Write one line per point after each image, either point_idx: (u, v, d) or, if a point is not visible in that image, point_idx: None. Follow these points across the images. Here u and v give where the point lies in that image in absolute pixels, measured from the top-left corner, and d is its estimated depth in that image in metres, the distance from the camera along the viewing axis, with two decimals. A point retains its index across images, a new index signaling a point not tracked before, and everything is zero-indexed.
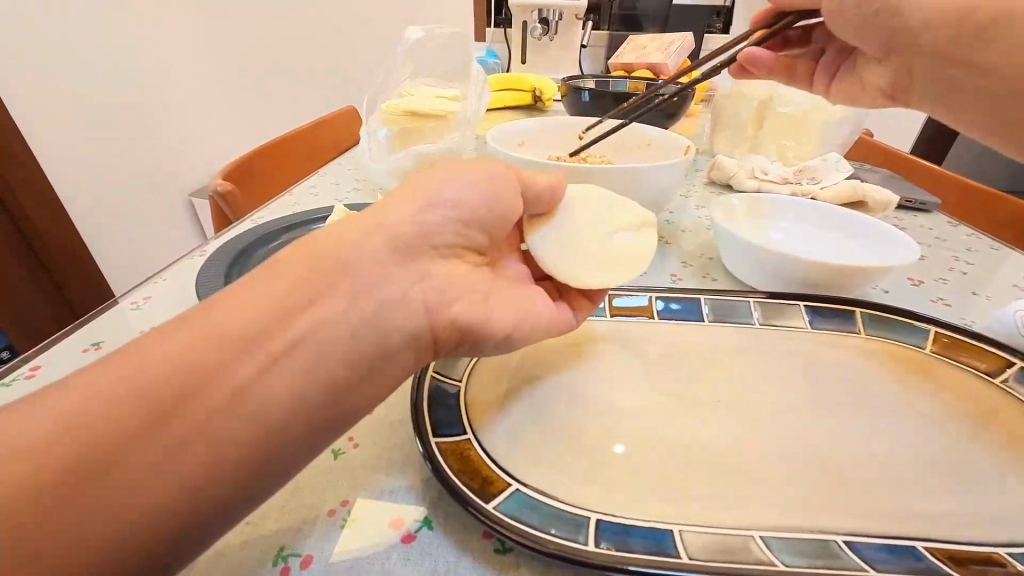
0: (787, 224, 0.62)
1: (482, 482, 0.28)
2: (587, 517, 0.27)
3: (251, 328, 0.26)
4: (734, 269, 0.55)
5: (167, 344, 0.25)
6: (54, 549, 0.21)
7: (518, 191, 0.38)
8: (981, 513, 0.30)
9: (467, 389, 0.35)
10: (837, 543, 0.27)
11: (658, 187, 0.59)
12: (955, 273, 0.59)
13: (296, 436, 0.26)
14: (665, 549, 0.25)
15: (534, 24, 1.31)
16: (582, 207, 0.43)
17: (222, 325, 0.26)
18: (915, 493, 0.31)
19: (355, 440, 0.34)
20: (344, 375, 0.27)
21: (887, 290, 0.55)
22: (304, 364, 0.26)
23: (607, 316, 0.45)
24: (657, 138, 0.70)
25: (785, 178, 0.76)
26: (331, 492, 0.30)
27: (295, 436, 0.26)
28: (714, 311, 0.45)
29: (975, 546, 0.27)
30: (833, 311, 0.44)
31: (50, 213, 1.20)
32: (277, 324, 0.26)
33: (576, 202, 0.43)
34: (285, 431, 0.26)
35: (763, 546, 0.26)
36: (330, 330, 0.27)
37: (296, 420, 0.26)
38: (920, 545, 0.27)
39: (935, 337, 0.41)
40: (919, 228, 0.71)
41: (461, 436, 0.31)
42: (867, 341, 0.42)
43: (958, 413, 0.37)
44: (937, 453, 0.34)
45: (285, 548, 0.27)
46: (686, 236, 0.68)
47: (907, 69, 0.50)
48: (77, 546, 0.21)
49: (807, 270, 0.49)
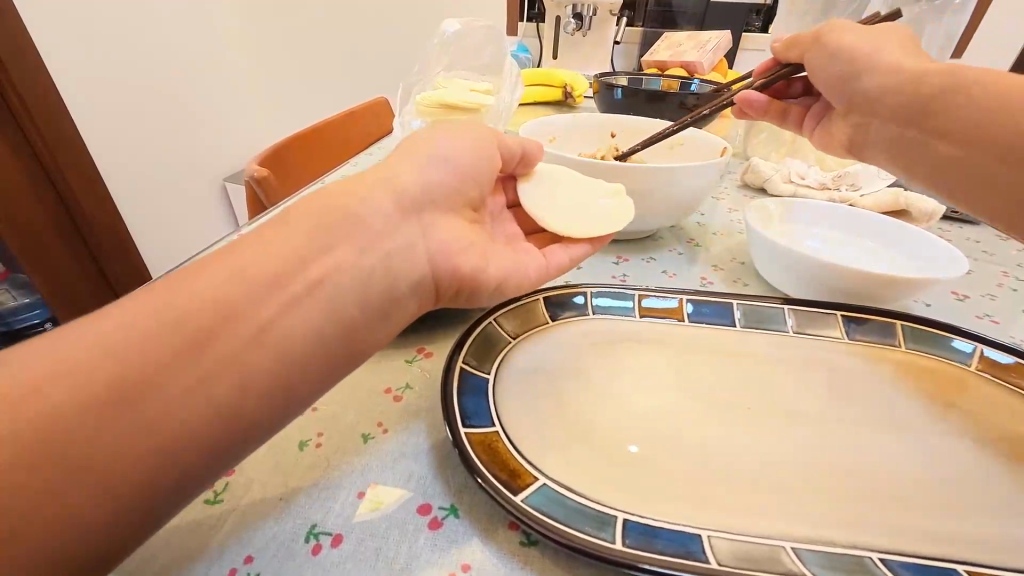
0: (820, 231, 0.61)
1: (510, 473, 0.28)
2: (614, 516, 0.27)
3: (266, 293, 0.27)
4: (767, 274, 0.54)
5: (175, 299, 0.25)
6: (69, 480, 0.21)
7: (498, 150, 0.43)
8: (1018, 541, 0.29)
9: (496, 381, 0.35)
10: (873, 560, 0.26)
11: (692, 189, 0.58)
12: (1004, 290, 0.56)
13: (310, 388, 0.28)
14: (693, 553, 0.25)
15: (568, 19, 1.30)
16: (560, 181, 0.48)
17: (235, 281, 0.27)
18: (950, 515, 0.30)
19: (383, 425, 0.35)
20: (352, 332, 0.29)
21: (929, 304, 0.53)
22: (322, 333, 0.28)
23: (636, 317, 0.44)
24: (690, 138, 0.69)
25: (823, 184, 0.74)
26: (358, 474, 0.31)
27: (308, 390, 0.27)
28: (747, 317, 0.44)
29: (1014, 573, 0.26)
30: (872, 321, 0.43)
31: (95, 198, 1.25)
32: (285, 294, 0.27)
33: (553, 177, 0.48)
34: (302, 383, 0.27)
35: (794, 557, 0.26)
36: (346, 295, 0.29)
37: (309, 374, 0.27)
38: (960, 568, 0.26)
39: (982, 354, 0.39)
40: (964, 241, 0.68)
41: (489, 427, 0.31)
42: (906, 354, 0.41)
43: (998, 435, 0.35)
44: (978, 477, 0.33)
45: (315, 526, 0.28)
46: (717, 239, 0.66)
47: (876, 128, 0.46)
48: (91, 478, 0.21)
49: (845, 279, 0.48)
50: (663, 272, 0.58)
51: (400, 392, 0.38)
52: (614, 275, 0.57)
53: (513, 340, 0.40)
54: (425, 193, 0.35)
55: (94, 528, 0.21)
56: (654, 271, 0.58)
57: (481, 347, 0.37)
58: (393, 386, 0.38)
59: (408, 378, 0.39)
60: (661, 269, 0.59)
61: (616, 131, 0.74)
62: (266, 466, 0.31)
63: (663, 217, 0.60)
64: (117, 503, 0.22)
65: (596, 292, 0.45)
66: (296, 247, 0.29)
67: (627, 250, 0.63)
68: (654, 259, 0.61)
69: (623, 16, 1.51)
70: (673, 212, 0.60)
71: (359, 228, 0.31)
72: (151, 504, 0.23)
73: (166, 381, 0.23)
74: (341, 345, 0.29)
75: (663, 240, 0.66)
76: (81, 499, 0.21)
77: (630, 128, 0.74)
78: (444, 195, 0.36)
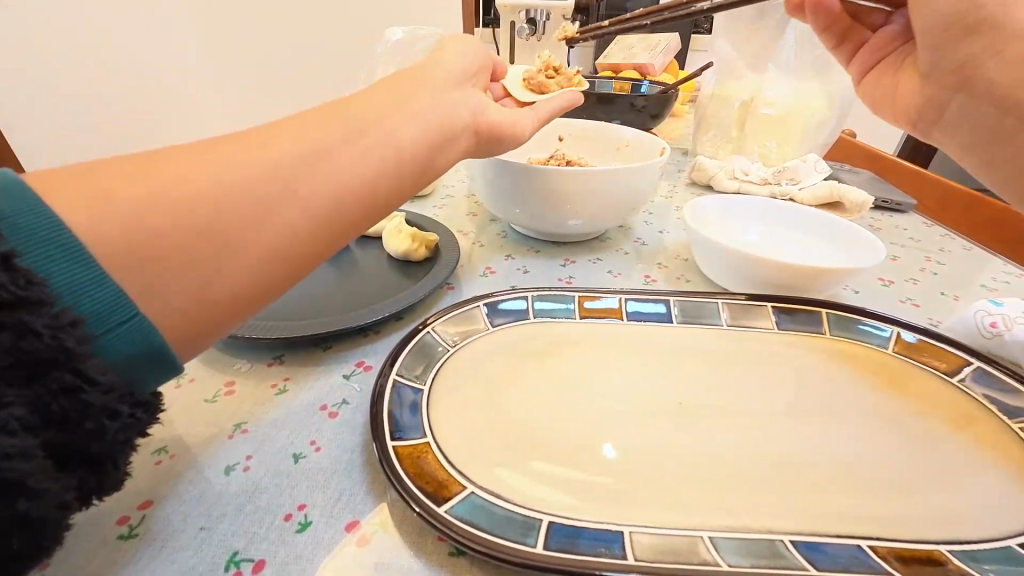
0: (756, 226, 0.63)
1: (435, 485, 0.28)
2: (540, 520, 0.27)
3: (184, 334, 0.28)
4: (707, 270, 0.55)
5: None
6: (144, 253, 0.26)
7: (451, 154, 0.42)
8: (950, 512, 0.30)
9: (432, 392, 0.35)
10: (784, 542, 0.27)
11: (634, 189, 0.59)
12: (926, 273, 0.59)
13: (285, 260, 0.30)
14: (612, 551, 0.26)
15: (522, 24, 1.26)
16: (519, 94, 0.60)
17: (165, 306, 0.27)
18: (873, 490, 0.31)
19: (316, 444, 0.34)
20: (306, 242, 0.31)
21: (858, 291, 0.55)
22: (305, 208, 0.31)
23: (577, 318, 0.45)
24: (634, 139, 0.70)
25: (765, 180, 0.78)
26: (288, 495, 0.30)
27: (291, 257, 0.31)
28: (683, 313, 0.45)
29: (917, 544, 0.27)
30: (800, 311, 0.45)
31: None
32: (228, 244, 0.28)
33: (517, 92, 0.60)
34: (236, 301, 0.29)
35: (710, 547, 0.26)
36: (319, 200, 0.31)
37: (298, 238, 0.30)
38: (865, 545, 0.27)
39: (897, 338, 0.42)
40: (894, 229, 0.71)
41: (420, 438, 0.31)
42: (832, 341, 0.43)
43: (922, 413, 0.37)
44: (899, 453, 0.34)
45: (237, 553, 0.27)
46: (663, 237, 0.68)
47: (938, 103, 0.44)
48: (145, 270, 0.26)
49: (774, 271, 0.50)
50: (608, 272, 0.59)
51: (336, 409, 0.37)
52: (561, 277, 0.58)
53: (451, 349, 0.39)
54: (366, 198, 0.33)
55: (159, 310, 0.26)
56: (600, 272, 0.59)
57: (417, 357, 0.37)
58: (329, 402, 0.38)
59: (345, 394, 0.38)
60: (608, 269, 0.60)
61: (564, 136, 0.76)
62: (188, 495, 0.30)
63: (610, 219, 0.61)
64: (164, 296, 0.26)
65: (538, 296, 0.46)
66: (202, 208, 0.27)
67: (575, 252, 0.64)
68: (602, 260, 0.62)
69: (578, 19, 1.51)
70: (620, 213, 0.61)
71: (278, 184, 0.30)
72: (182, 323, 0.27)
73: (141, 278, 0.26)
74: (297, 261, 0.31)
75: (611, 240, 0.67)
76: (142, 291, 0.26)
77: (576, 131, 0.75)
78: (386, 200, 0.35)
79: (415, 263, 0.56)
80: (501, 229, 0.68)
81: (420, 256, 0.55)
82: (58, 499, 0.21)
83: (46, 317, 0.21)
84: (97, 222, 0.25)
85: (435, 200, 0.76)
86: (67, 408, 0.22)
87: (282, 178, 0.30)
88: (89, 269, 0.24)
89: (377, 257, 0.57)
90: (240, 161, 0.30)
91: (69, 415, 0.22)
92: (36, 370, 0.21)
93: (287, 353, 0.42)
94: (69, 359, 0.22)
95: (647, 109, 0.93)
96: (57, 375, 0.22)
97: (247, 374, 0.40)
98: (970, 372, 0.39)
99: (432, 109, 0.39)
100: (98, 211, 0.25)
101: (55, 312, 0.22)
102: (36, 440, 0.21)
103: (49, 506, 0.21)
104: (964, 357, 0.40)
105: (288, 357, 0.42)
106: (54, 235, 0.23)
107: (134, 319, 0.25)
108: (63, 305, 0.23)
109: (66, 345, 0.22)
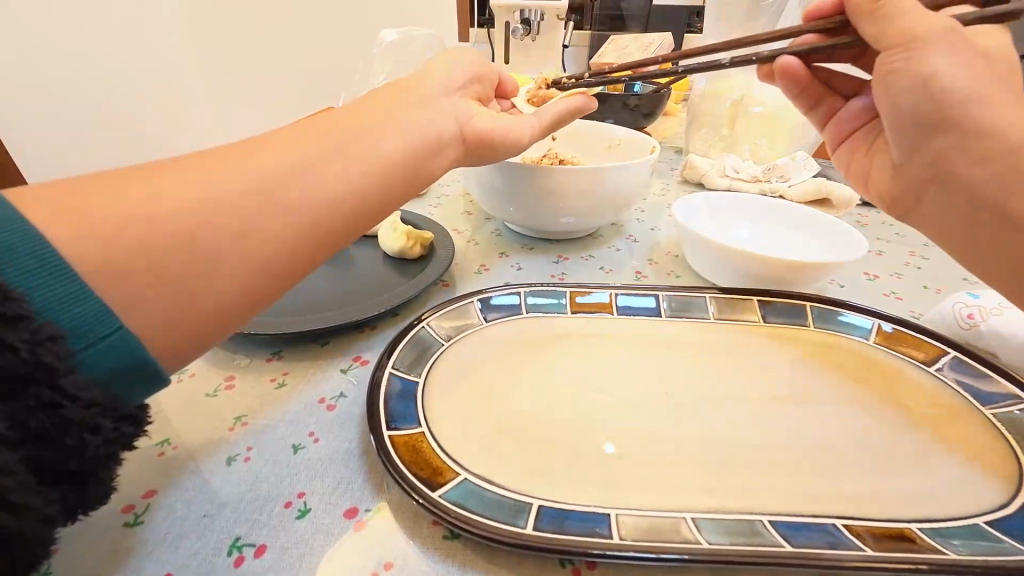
0: (744, 223, 0.64)
1: (430, 471, 0.29)
2: (529, 503, 0.28)
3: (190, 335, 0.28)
4: (696, 266, 0.57)
5: None
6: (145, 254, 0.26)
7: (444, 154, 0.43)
8: (924, 492, 0.31)
9: (427, 383, 0.36)
10: (763, 522, 0.28)
11: (624, 187, 0.60)
12: (909, 267, 0.61)
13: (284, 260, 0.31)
14: (598, 530, 0.27)
15: (517, 24, 1.27)
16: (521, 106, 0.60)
17: (169, 308, 0.27)
18: (851, 473, 0.33)
19: (315, 435, 0.35)
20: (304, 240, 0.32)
21: (843, 285, 0.57)
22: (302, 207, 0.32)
23: (568, 312, 0.46)
24: (626, 137, 0.71)
25: (755, 178, 0.79)
26: (287, 484, 0.31)
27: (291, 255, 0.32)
28: (672, 307, 0.47)
29: (890, 523, 0.29)
30: (785, 305, 0.46)
31: None
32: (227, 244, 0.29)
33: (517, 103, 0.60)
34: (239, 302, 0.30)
35: (692, 527, 0.28)
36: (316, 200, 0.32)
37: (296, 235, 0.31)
38: (838, 524, 0.28)
39: (878, 329, 0.43)
40: (881, 224, 0.73)
41: (415, 428, 0.32)
42: (816, 333, 0.44)
43: (902, 400, 0.38)
44: (879, 438, 0.35)
45: (240, 538, 0.28)
46: (655, 234, 0.69)
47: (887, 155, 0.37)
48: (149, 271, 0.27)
49: (761, 268, 0.51)
50: (600, 269, 0.60)
51: (333, 402, 0.38)
52: (553, 273, 0.59)
53: (446, 344, 0.40)
54: (363, 197, 0.34)
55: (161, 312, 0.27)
56: (593, 268, 0.61)
57: (412, 351, 0.38)
58: (328, 396, 0.39)
59: (342, 387, 0.39)
60: (599, 266, 0.61)
61: (558, 134, 0.77)
62: (189, 485, 0.31)
63: (602, 216, 0.62)
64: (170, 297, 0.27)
65: (530, 291, 0.47)
66: (201, 210, 0.28)
67: (567, 249, 0.65)
68: (594, 257, 0.63)
69: (572, 19, 1.52)
70: (612, 210, 0.62)
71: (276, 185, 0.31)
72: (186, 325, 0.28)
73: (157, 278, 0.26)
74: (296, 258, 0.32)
75: (603, 237, 0.68)
76: (147, 294, 0.26)
77: (569, 130, 0.77)
78: (382, 197, 0.36)
79: (411, 262, 0.57)
80: (495, 228, 0.69)
81: (415, 254, 0.56)
82: (42, 515, 0.22)
83: (24, 332, 0.21)
84: (101, 222, 0.26)
85: (430, 200, 0.77)
86: (45, 422, 0.22)
87: (281, 179, 0.31)
88: (69, 284, 0.24)
89: (372, 256, 0.58)
90: (239, 165, 0.31)
91: (49, 431, 0.22)
92: (15, 386, 0.21)
93: (284, 349, 0.43)
94: (47, 376, 0.22)
95: (639, 107, 0.94)
96: (35, 391, 0.22)
97: (246, 368, 0.41)
98: (948, 360, 0.40)
99: (424, 113, 0.41)
100: (100, 215, 0.26)
101: (36, 327, 0.22)
102: (14, 457, 0.21)
103: (33, 521, 0.21)
104: (942, 347, 0.41)
105: (285, 352, 0.43)
106: (31, 250, 0.23)
107: (117, 332, 0.24)
108: (43, 319, 0.22)
109: (44, 360, 0.22)
